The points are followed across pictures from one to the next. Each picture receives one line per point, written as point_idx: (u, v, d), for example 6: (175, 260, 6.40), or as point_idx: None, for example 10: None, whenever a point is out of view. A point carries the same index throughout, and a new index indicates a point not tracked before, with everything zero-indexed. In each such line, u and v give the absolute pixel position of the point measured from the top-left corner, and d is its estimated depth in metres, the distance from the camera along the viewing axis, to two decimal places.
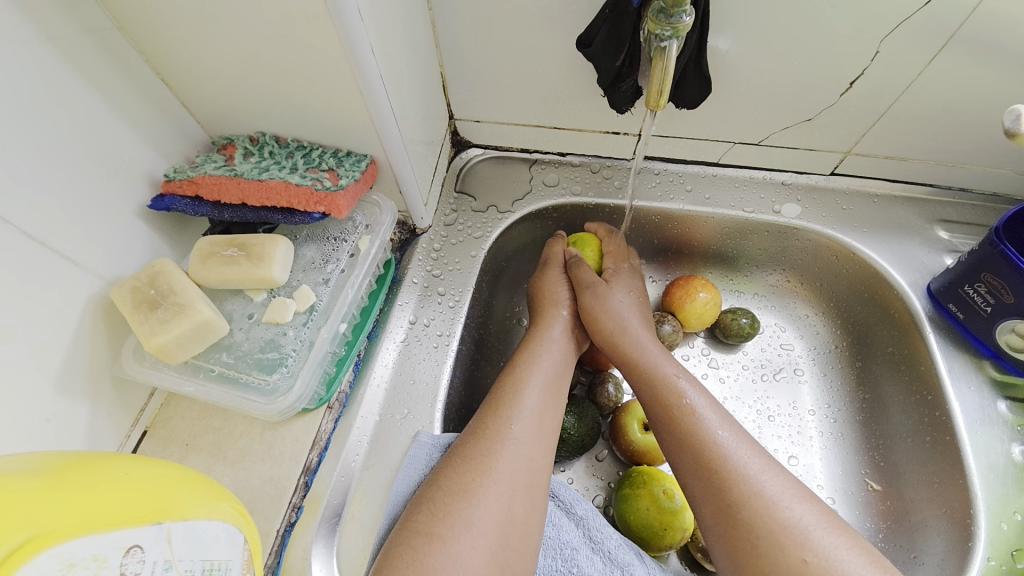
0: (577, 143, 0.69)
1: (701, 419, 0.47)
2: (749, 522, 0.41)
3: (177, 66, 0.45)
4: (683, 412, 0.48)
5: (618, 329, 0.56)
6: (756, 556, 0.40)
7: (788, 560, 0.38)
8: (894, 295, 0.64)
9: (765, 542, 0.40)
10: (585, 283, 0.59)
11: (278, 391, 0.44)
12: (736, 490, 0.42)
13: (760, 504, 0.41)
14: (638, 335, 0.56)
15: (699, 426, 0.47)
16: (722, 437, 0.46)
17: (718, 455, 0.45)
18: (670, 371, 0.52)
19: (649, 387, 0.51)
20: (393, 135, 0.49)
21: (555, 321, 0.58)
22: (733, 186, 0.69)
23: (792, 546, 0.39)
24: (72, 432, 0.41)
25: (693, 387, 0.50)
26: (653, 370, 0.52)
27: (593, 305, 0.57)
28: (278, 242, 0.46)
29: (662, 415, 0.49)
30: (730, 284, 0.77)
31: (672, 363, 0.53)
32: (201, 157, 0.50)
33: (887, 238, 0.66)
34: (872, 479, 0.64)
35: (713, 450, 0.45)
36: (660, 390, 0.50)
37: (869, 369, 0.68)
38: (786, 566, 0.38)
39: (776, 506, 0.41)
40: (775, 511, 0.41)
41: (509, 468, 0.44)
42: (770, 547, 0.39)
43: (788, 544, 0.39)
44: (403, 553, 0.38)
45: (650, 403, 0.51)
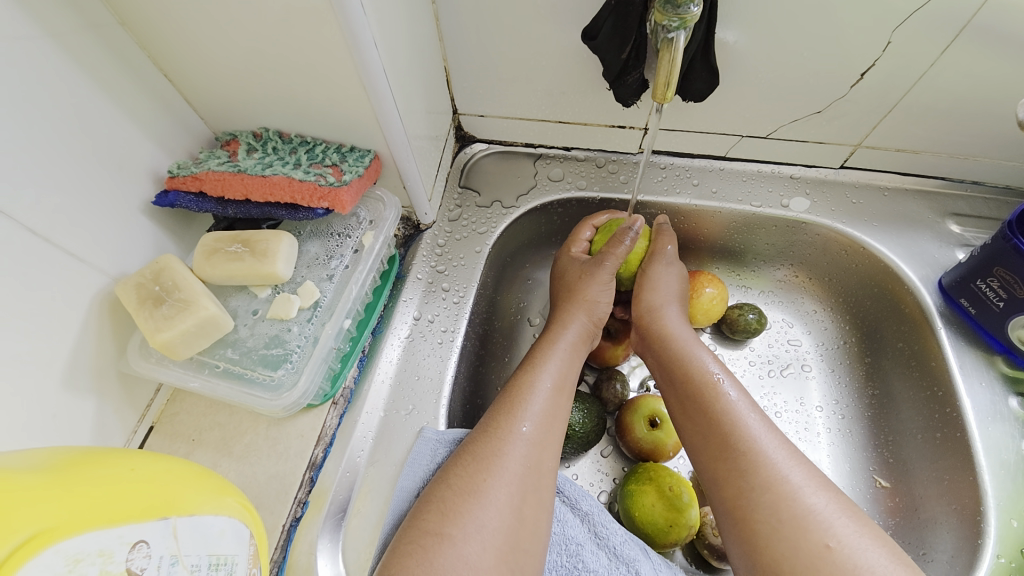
0: (582, 137, 0.68)
1: (729, 402, 0.47)
2: (771, 506, 0.40)
3: (180, 62, 0.45)
4: (714, 396, 0.48)
5: (654, 310, 0.57)
6: (776, 539, 0.39)
7: (810, 544, 0.38)
8: (905, 289, 0.63)
9: (786, 529, 0.39)
10: (661, 256, 0.60)
11: (283, 387, 0.44)
12: (759, 475, 0.42)
13: (783, 489, 0.41)
14: (671, 317, 0.56)
15: (721, 415, 0.46)
16: (751, 420, 0.45)
17: (742, 435, 0.44)
18: (702, 356, 0.52)
19: (678, 371, 0.51)
20: (396, 129, 0.49)
21: (573, 318, 0.56)
22: (740, 180, 0.68)
23: (815, 531, 0.38)
24: (80, 427, 0.42)
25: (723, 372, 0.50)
26: (682, 355, 0.52)
27: (657, 275, 0.59)
28: (282, 238, 0.46)
29: (687, 400, 0.49)
30: (737, 279, 0.76)
31: (703, 349, 0.53)
32: (205, 153, 0.50)
33: (898, 232, 0.65)
34: (880, 476, 0.64)
35: (738, 433, 0.45)
36: (691, 372, 0.50)
37: (878, 366, 0.67)
38: (808, 551, 0.38)
39: (799, 492, 0.40)
40: (798, 497, 0.40)
41: (519, 467, 0.43)
42: (791, 532, 0.39)
43: (810, 529, 0.39)
44: (412, 552, 0.38)
45: (678, 385, 0.51)
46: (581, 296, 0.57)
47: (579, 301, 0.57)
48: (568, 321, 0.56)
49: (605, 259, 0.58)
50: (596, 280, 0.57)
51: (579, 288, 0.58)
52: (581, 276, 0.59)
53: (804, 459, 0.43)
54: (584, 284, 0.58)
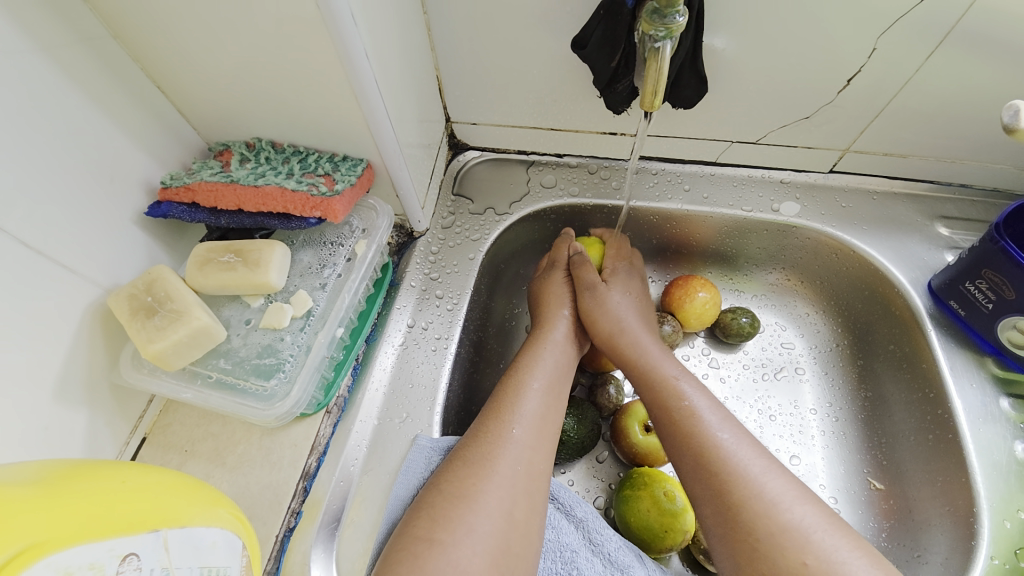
0: (574, 144, 0.69)
1: (701, 421, 0.47)
2: (749, 525, 0.41)
3: (173, 74, 0.45)
4: (683, 417, 0.48)
5: (612, 337, 0.57)
6: (758, 556, 0.39)
7: (789, 562, 0.38)
8: (895, 291, 0.64)
9: (765, 545, 0.39)
10: (586, 286, 0.60)
11: (276, 397, 0.44)
12: (736, 492, 0.42)
13: (760, 506, 0.41)
14: (637, 335, 0.57)
15: (701, 430, 0.46)
16: (722, 439, 0.45)
17: (717, 456, 0.44)
18: (671, 373, 0.52)
19: (649, 391, 0.52)
20: (388, 138, 0.49)
21: (555, 317, 0.59)
22: (731, 185, 0.69)
23: (791, 549, 0.39)
24: (71, 440, 0.41)
25: (696, 391, 0.50)
26: (649, 379, 0.52)
27: (592, 307, 0.59)
28: (274, 248, 0.46)
29: (665, 416, 0.49)
30: (730, 283, 0.76)
31: (672, 365, 0.53)
32: (198, 164, 0.50)
33: (887, 235, 0.66)
34: (874, 478, 0.64)
35: (712, 452, 0.45)
36: (660, 394, 0.51)
37: (871, 368, 0.68)
38: (787, 568, 0.38)
39: (775, 509, 0.41)
40: (775, 513, 0.40)
41: (511, 471, 0.43)
42: (771, 548, 0.39)
43: (787, 547, 0.39)
44: (403, 558, 0.38)
45: (651, 404, 0.51)
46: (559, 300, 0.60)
47: (554, 302, 0.60)
48: (555, 321, 0.58)
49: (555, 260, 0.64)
50: (555, 283, 0.62)
51: (551, 294, 0.61)
52: (549, 291, 0.61)
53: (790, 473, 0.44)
54: (552, 291, 0.61)
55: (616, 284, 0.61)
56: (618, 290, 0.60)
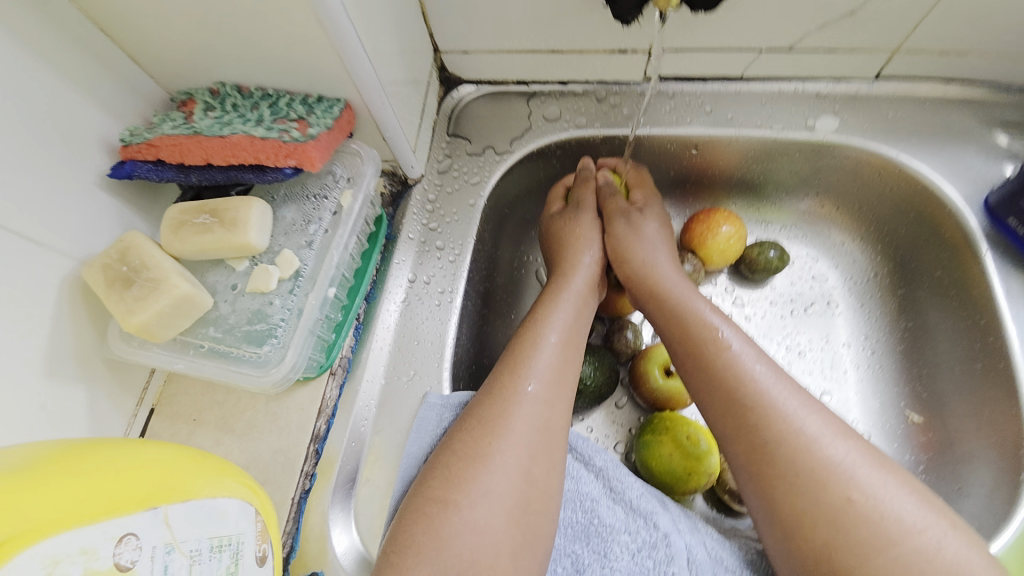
0: (579, 66, 0.61)
1: (736, 355, 0.43)
2: (786, 462, 0.38)
3: (114, 13, 0.40)
4: (715, 350, 0.44)
5: (645, 265, 0.54)
6: (805, 492, 0.36)
7: (830, 497, 0.36)
8: (946, 212, 0.57)
9: (805, 481, 0.37)
10: (619, 212, 0.57)
11: (270, 363, 0.41)
12: (771, 430, 0.39)
13: (798, 443, 0.38)
14: (664, 272, 0.53)
15: (726, 370, 0.43)
16: (757, 371, 0.42)
17: (754, 391, 0.41)
18: (699, 308, 0.48)
19: (679, 331, 0.47)
20: (365, 73, 0.43)
21: (577, 265, 0.54)
22: (759, 103, 0.61)
23: (835, 485, 0.36)
24: (71, 418, 0.40)
25: (725, 324, 0.46)
26: (680, 311, 0.48)
27: (625, 232, 0.56)
28: (251, 204, 0.42)
29: (688, 360, 0.46)
30: (756, 215, 0.70)
31: (700, 299, 0.49)
32: (159, 117, 0.45)
33: (939, 147, 0.58)
34: (912, 411, 0.60)
35: (746, 386, 0.41)
36: (689, 328, 0.47)
37: (913, 297, 0.62)
38: (831, 504, 0.36)
39: (816, 444, 0.38)
40: (815, 449, 0.37)
41: (527, 427, 0.40)
42: (812, 484, 0.36)
43: (829, 482, 0.36)
44: (419, 520, 0.36)
45: (677, 343, 0.47)
46: (577, 243, 0.56)
47: (575, 244, 0.56)
48: (573, 271, 0.53)
49: (581, 203, 0.59)
50: (580, 226, 0.57)
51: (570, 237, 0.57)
52: (574, 232, 0.57)
53: (823, 407, 0.40)
54: (572, 229, 0.57)
55: (650, 214, 0.58)
56: (655, 219, 0.58)
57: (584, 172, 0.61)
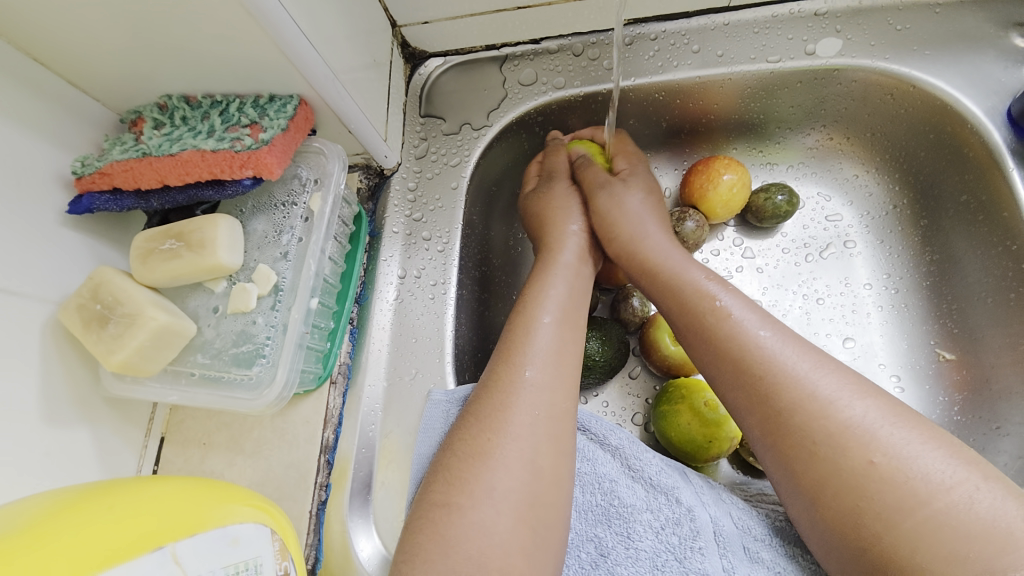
0: (551, 21, 0.56)
1: (738, 323, 0.40)
2: (801, 429, 0.35)
3: (39, 35, 0.37)
4: (715, 322, 0.41)
5: (632, 241, 0.50)
6: (832, 456, 0.34)
7: (850, 462, 0.33)
8: (968, 129, 0.52)
9: (824, 450, 0.34)
10: (599, 184, 0.53)
11: (262, 383, 0.40)
12: (786, 395, 0.37)
13: (814, 406, 0.35)
14: (654, 244, 0.49)
15: (727, 341, 0.40)
16: (763, 338, 0.39)
17: (768, 349, 0.38)
18: (697, 278, 0.45)
19: (676, 304, 0.45)
20: (313, 64, 0.40)
21: (565, 237, 0.52)
22: (751, 33, 0.55)
23: (854, 448, 0.34)
24: (82, 460, 0.40)
25: (721, 288, 0.43)
26: (676, 283, 0.45)
27: (608, 207, 0.52)
28: (217, 222, 0.40)
29: (689, 333, 0.43)
30: (760, 157, 0.65)
31: (697, 268, 0.46)
32: (110, 142, 0.43)
33: (956, 57, 0.52)
34: (942, 349, 0.57)
35: (754, 353, 0.39)
36: (689, 303, 0.44)
37: (936, 226, 0.58)
38: (855, 466, 0.33)
39: (831, 408, 0.35)
40: (831, 413, 0.35)
41: (529, 417, 0.39)
42: (835, 446, 0.34)
43: (849, 446, 0.34)
44: (427, 528, 0.35)
45: (677, 320, 0.44)
46: (560, 216, 0.53)
47: (565, 216, 0.53)
48: (562, 242, 0.51)
49: (555, 172, 0.57)
50: (560, 198, 0.54)
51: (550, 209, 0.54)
52: (550, 205, 0.54)
53: (837, 363, 0.37)
54: (556, 205, 0.54)
55: (635, 182, 0.54)
56: (640, 189, 0.53)
57: (554, 142, 0.59)
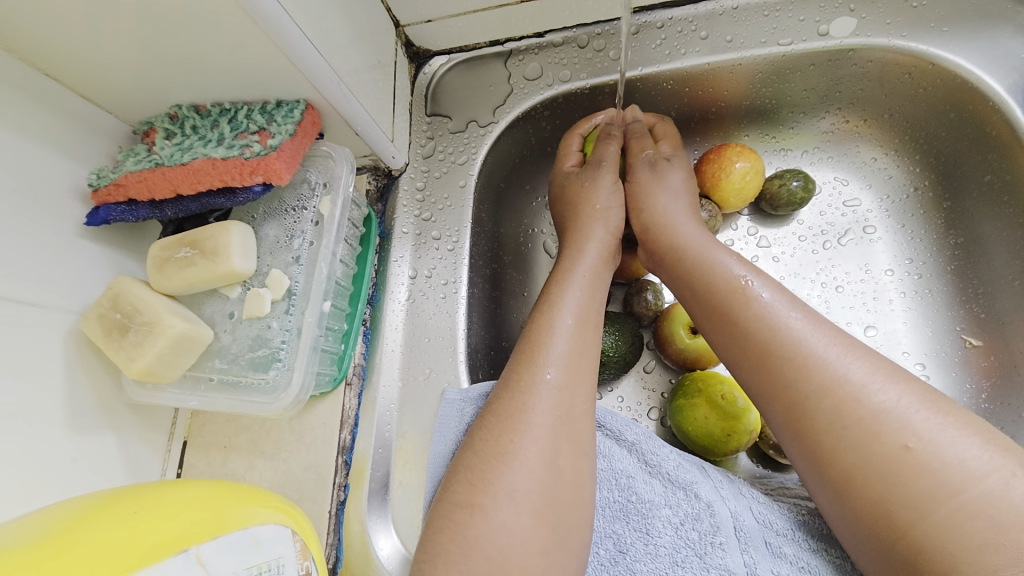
0: (554, 13, 0.55)
1: (766, 305, 0.39)
2: (832, 416, 0.34)
3: (51, 51, 0.37)
4: (744, 302, 0.40)
5: (664, 215, 0.49)
6: (863, 445, 0.33)
7: (881, 449, 0.32)
8: (990, 107, 0.50)
9: (854, 433, 0.33)
10: (644, 159, 0.52)
11: (279, 387, 0.40)
12: (813, 379, 0.36)
13: (843, 391, 0.34)
14: (684, 224, 0.48)
15: (755, 323, 0.39)
16: (792, 319, 0.38)
17: (787, 340, 0.37)
18: (724, 260, 0.44)
19: (700, 284, 0.44)
20: (318, 68, 0.40)
21: (589, 236, 0.50)
22: (761, 16, 0.54)
23: (887, 433, 0.33)
24: (108, 466, 0.41)
25: (746, 268, 0.42)
26: (700, 267, 0.44)
27: (648, 180, 0.51)
28: (230, 229, 0.41)
29: (714, 319, 0.42)
30: (774, 143, 0.63)
31: (723, 252, 0.45)
32: (124, 153, 0.44)
33: (975, 32, 0.50)
34: (969, 335, 0.55)
35: (780, 339, 0.38)
36: (713, 287, 0.43)
37: (960, 209, 0.56)
38: (886, 453, 0.32)
39: (864, 391, 0.34)
40: (863, 397, 0.34)
41: (549, 418, 0.39)
42: (863, 435, 0.33)
43: (882, 431, 0.33)
44: (445, 528, 0.35)
45: (698, 303, 0.44)
46: (587, 211, 0.52)
47: (590, 217, 0.51)
48: (586, 244, 0.49)
49: (601, 159, 0.53)
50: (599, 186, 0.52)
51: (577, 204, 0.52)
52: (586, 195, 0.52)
53: (864, 348, 0.36)
54: (588, 197, 0.52)
55: (679, 163, 0.52)
56: (684, 169, 0.52)
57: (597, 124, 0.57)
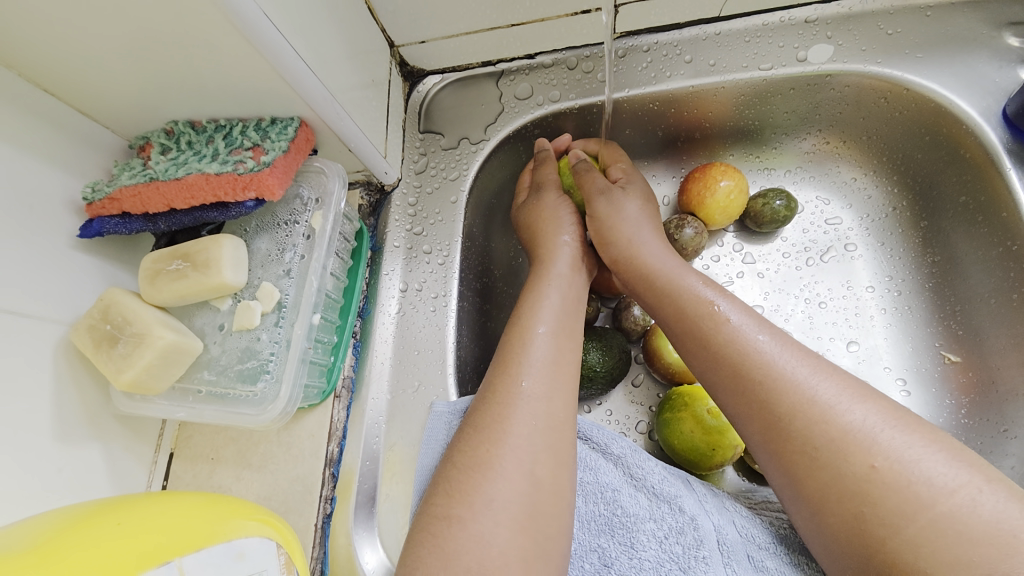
0: (544, 37, 0.57)
1: (736, 328, 0.40)
2: (801, 436, 0.35)
3: (54, 70, 0.38)
4: (714, 326, 0.41)
5: (629, 245, 0.50)
6: (835, 455, 0.34)
7: (852, 468, 0.33)
8: (963, 130, 0.52)
9: (825, 454, 0.34)
10: (596, 189, 0.53)
11: (266, 400, 0.41)
12: (784, 400, 0.36)
13: (813, 411, 0.35)
14: (649, 249, 0.49)
15: (742, 331, 0.40)
16: (761, 342, 0.39)
17: (766, 355, 0.38)
18: (693, 284, 0.45)
19: (673, 310, 0.44)
20: (313, 89, 0.42)
21: (554, 254, 0.51)
22: (743, 42, 0.56)
23: (855, 453, 0.33)
24: (93, 478, 0.41)
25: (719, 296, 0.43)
26: (670, 288, 0.45)
27: (607, 212, 0.52)
28: (222, 242, 0.42)
29: (687, 341, 0.43)
30: (757, 163, 0.65)
31: (692, 275, 0.46)
32: (119, 167, 0.45)
33: (950, 58, 0.52)
34: (948, 351, 0.57)
35: (753, 358, 0.39)
36: (684, 310, 0.43)
37: (937, 227, 0.58)
38: (869, 464, 0.33)
39: (850, 401, 0.35)
40: (831, 418, 0.35)
41: (529, 429, 0.39)
42: (845, 446, 0.34)
43: (850, 452, 0.34)
44: (430, 541, 0.35)
45: (675, 331, 0.44)
46: (556, 229, 0.53)
47: (551, 237, 0.53)
48: (552, 255, 0.51)
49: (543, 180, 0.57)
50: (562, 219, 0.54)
51: (547, 218, 0.55)
52: (544, 217, 0.55)
53: (830, 367, 0.37)
54: (551, 217, 0.54)
55: (632, 192, 0.53)
56: (640, 193, 0.54)
57: (543, 154, 0.58)
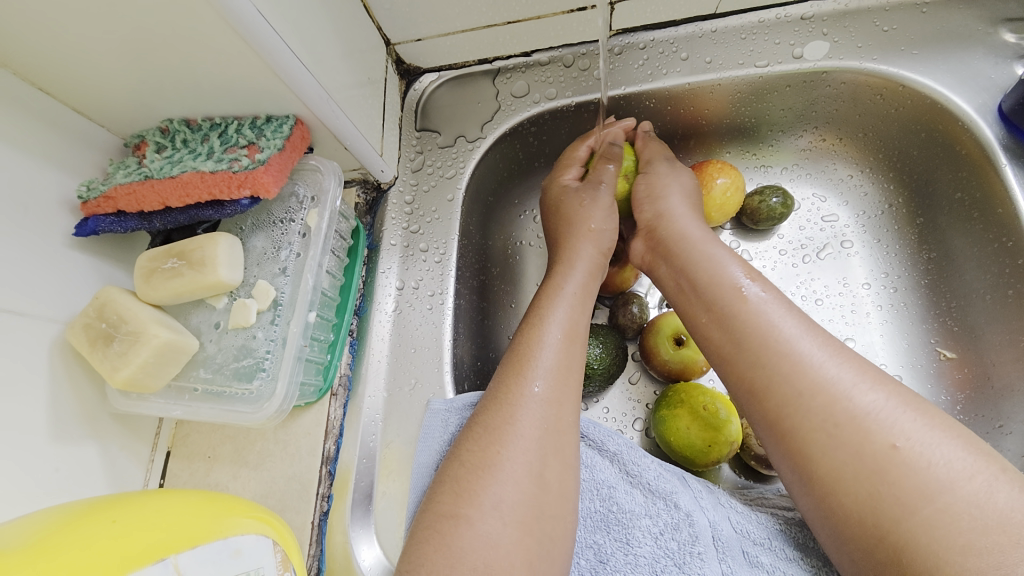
0: (540, 35, 0.57)
1: (767, 310, 0.40)
2: (823, 412, 0.35)
3: (48, 69, 0.38)
4: (740, 297, 0.41)
5: (669, 216, 0.50)
6: (832, 449, 0.34)
7: (873, 446, 0.33)
8: (959, 126, 0.52)
9: (845, 431, 0.34)
10: (662, 155, 0.55)
11: (262, 397, 0.41)
12: (805, 380, 0.36)
13: (834, 390, 0.35)
14: (687, 229, 0.49)
15: (754, 318, 0.40)
16: (789, 325, 0.39)
17: (761, 351, 0.38)
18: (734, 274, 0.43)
19: (701, 281, 0.44)
20: (308, 87, 0.42)
21: (579, 253, 0.51)
22: (739, 39, 0.56)
23: (877, 433, 0.33)
24: (90, 476, 0.41)
25: (746, 273, 0.43)
26: (701, 260, 0.45)
27: (662, 176, 0.53)
28: (217, 240, 0.42)
29: (706, 318, 0.43)
30: (753, 160, 0.65)
31: (720, 249, 0.46)
32: (114, 165, 0.45)
33: (947, 55, 0.52)
34: (943, 347, 0.57)
35: (770, 339, 0.39)
36: (710, 283, 0.43)
37: (933, 224, 0.58)
38: (862, 459, 0.33)
39: (843, 397, 0.35)
40: (852, 397, 0.35)
41: (534, 430, 0.39)
42: (839, 442, 0.34)
43: (871, 430, 0.34)
44: (427, 538, 0.35)
45: (696, 316, 0.44)
46: (583, 226, 0.52)
47: (581, 232, 0.52)
48: (576, 257, 0.51)
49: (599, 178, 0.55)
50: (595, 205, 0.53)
51: (573, 215, 0.53)
52: (575, 207, 0.54)
53: (853, 354, 0.37)
54: (583, 213, 0.53)
55: (678, 171, 0.54)
56: (686, 175, 0.54)
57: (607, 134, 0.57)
